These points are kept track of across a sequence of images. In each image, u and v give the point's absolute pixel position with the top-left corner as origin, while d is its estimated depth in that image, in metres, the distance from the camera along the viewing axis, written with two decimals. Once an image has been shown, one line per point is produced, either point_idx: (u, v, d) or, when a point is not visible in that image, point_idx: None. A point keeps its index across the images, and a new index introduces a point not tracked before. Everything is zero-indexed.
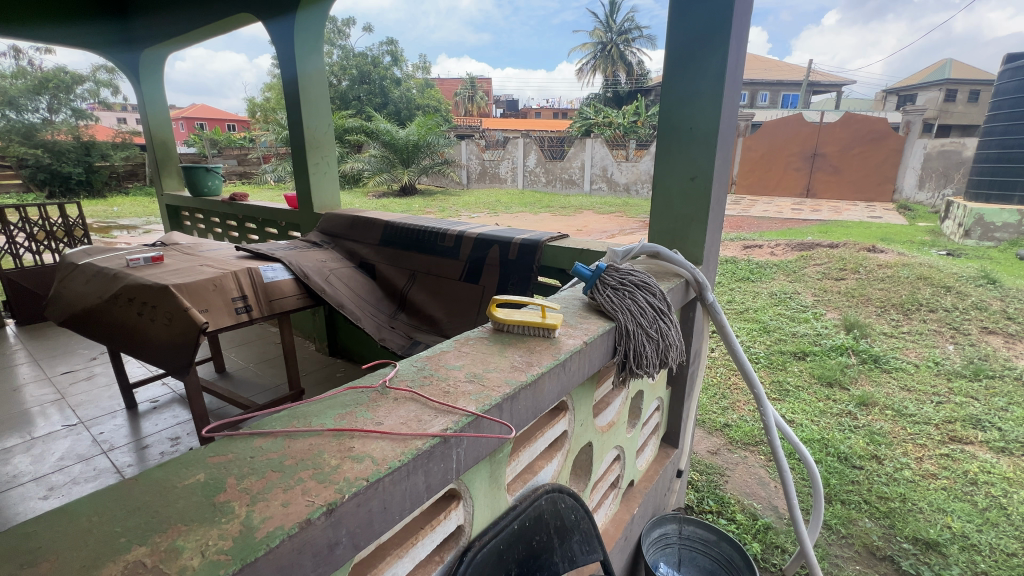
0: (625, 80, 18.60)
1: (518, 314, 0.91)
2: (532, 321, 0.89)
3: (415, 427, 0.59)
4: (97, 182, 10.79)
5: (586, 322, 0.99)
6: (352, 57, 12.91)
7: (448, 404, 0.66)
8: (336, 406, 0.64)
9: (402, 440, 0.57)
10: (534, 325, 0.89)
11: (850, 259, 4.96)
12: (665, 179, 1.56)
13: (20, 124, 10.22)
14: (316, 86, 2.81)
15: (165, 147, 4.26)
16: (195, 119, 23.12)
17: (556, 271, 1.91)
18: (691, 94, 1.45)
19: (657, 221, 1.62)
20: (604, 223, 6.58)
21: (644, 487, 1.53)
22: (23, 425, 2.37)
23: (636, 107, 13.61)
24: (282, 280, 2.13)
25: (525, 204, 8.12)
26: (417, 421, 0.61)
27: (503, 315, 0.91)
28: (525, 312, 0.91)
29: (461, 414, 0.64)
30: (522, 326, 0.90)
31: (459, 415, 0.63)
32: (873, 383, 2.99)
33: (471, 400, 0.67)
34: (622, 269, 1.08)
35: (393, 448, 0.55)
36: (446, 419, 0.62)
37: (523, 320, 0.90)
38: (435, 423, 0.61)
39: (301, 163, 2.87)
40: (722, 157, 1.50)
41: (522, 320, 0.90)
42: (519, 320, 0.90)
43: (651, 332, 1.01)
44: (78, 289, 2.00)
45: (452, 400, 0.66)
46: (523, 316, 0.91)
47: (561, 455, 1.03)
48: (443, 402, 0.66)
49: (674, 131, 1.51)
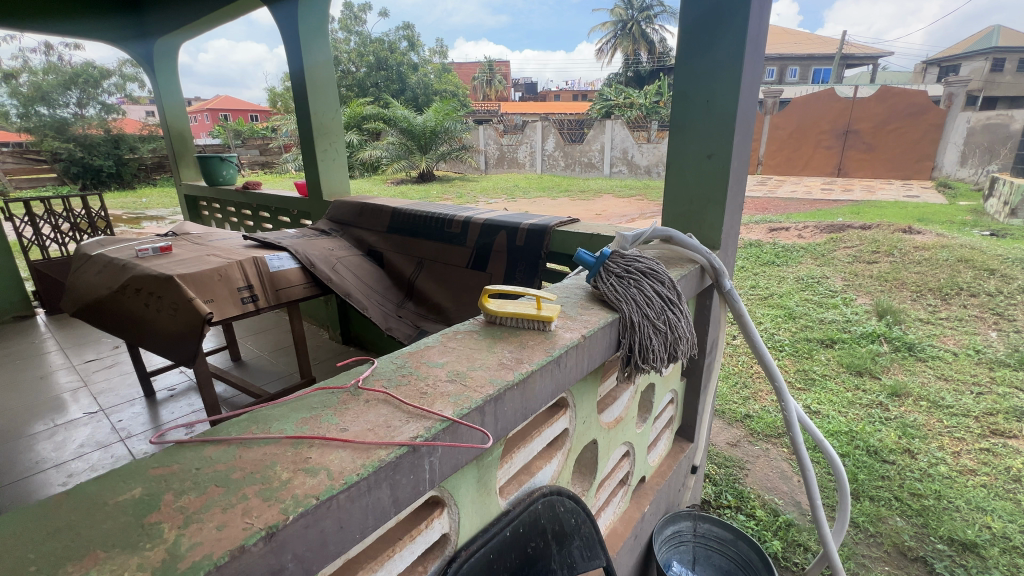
0: (646, 58, 17.97)
1: (513, 304, 0.85)
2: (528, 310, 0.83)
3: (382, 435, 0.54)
4: (127, 175, 11.14)
5: (588, 313, 0.91)
6: (368, 44, 12.83)
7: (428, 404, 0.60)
8: (302, 409, 0.59)
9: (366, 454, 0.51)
10: (529, 316, 0.82)
11: (885, 240, 4.70)
12: (680, 158, 1.46)
13: (52, 119, 10.57)
14: (322, 70, 2.75)
15: (182, 137, 4.28)
16: (219, 110, 23.53)
17: (565, 257, 1.82)
18: (709, 64, 1.33)
19: (670, 203, 1.52)
20: (623, 207, 6.39)
21: (656, 484, 1.46)
22: (47, 412, 2.44)
23: (658, 87, 13.18)
24: (288, 269, 2.10)
25: (543, 188, 7.97)
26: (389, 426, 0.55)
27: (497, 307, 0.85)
28: (520, 302, 0.85)
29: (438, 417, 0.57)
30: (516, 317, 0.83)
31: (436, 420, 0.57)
32: (906, 372, 2.82)
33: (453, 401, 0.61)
34: (628, 255, 0.99)
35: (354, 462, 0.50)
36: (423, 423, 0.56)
37: (520, 310, 0.84)
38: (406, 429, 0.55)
39: (309, 149, 2.82)
40: (742, 134, 1.39)
41: (519, 311, 0.83)
42: (515, 310, 0.84)
43: (659, 324, 0.92)
44: (90, 280, 2.01)
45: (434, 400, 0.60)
46: (518, 306, 0.84)
47: (561, 455, 0.97)
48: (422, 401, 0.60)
49: (691, 106, 1.39)
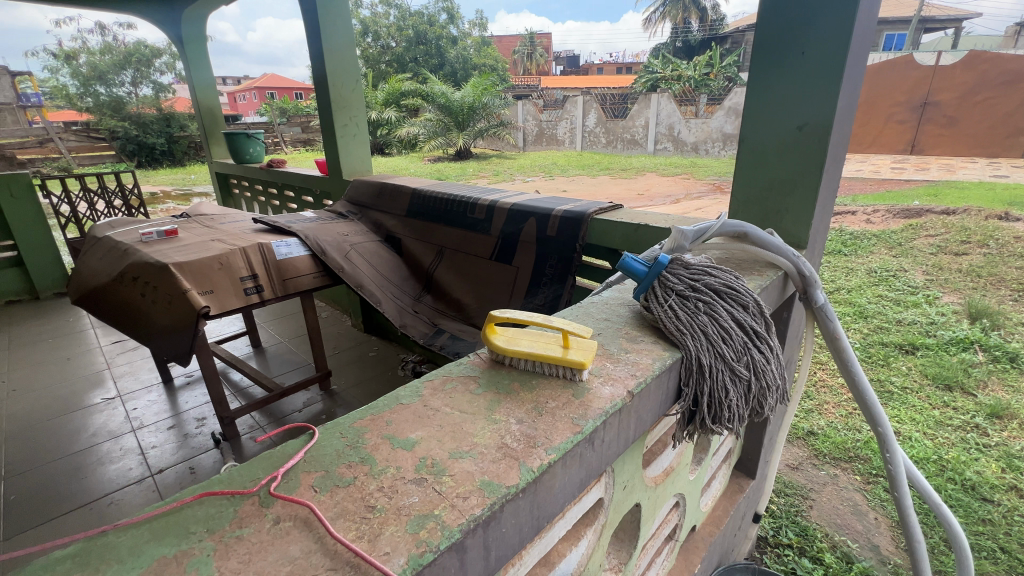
0: (698, 27, 16.74)
1: (529, 337, 0.60)
2: (552, 349, 0.58)
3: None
4: (179, 152, 11.45)
5: (637, 351, 0.65)
6: (407, 17, 12.49)
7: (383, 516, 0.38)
8: (167, 537, 0.36)
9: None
10: (551, 356, 0.57)
11: (976, 229, 4.08)
12: (759, 131, 1.14)
13: (110, 99, 10.94)
14: (341, 36, 2.50)
15: (212, 113, 4.19)
16: (266, 88, 23.96)
17: (606, 250, 1.54)
18: (809, 2, 0.99)
19: (741, 187, 1.21)
20: (669, 186, 5.90)
21: (709, 534, 1.19)
22: (69, 394, 2.41)
23: (709, 57, 12.23)
24: (297, 256, 1.92)
25: (582, 167, 7.52)
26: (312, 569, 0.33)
27: (505, 341, 0.60)
28: (538, 335, 0.60)
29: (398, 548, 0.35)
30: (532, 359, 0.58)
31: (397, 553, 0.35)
32: (1008, 389, 2.38)
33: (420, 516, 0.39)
34: (695, 267, 0.72)
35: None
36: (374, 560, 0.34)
37: (538, 348, 0.58)
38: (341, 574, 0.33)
39: (328, 125, 2.62)
40: (846, 97, 1.05)
41: (536, 349, 0.58)
42: (531, 347, 0.59)
43: (741, 367, 0.65)
44: (94, 266, 1.89)
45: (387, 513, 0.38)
46: (535, 341, 0.59)
47: (592, 533, 0.72)
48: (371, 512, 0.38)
49: (778, 60, 1.06)
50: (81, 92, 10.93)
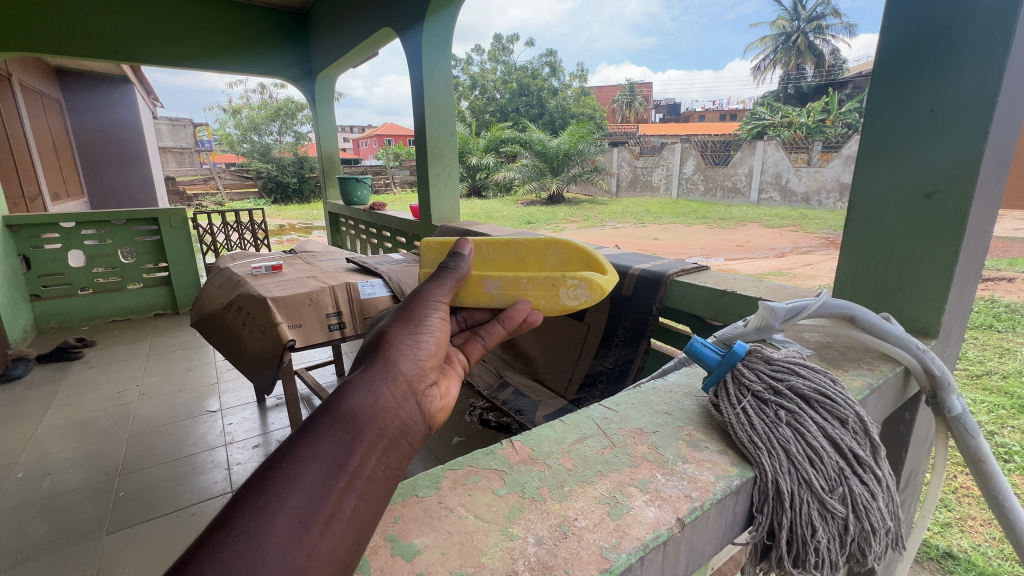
0: (813, 72, 15.55)
1: (571, 281, 0.63)
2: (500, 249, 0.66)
3: (311, 435, 0.41)
4: (307, 191, 12.91)
5: (697, 462, 0.54)
6: (513, 72, 13.44)
7: (445, 337, 0.55)
8: None
9: (279, 467, 0.38)
10: (470, 297, 0.64)
11: None
12: (873, 197, 0.98)
13: (261, 146, 12.90)
14: (441, 92, 2.70)
15: (331, 159, 4.61)
16: (386, 134, 26.65)
17: (687, 315, 1.41)
18: (940, 53, 0.85)
19: (849, 259, 1.05)
20: (773, 238, 4.93)
21: None
22: (185, 404, 2.69)
23: (826, 103, 11.10)
24: (379, 296, 1.95)
25: (676, 214, 6.28)
26: (349, 393, 0.45)
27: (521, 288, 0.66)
28: (561, 279, 0.64)
29: (441, 414, 0.51)
30: (467, 317, 0.65)
31: (440, 406, 0.51)
32: None
33: (460, 379, 0.57)
34: (777, 362, 0.61)
35: (235, 496, 0.37)
36: (426, 415, 0.49)
37: (509, 243, 0.67)
38: (418, 445, 0.46)
39: (424, 172, 2.80)
40: (992, 163, 0.87)
41: (489, 278, 0.64)
42: (515, 261, 0.67)
43: (827, 498, 0.52)
44: (213, 292, 2.14)
45: (447, 331, 0.57)
46: (533, 296, 0.65)
47: None
48: (431, 333, 0.54)
49: (899, 120, 0.92)
50: (241, 139, 13.06)
